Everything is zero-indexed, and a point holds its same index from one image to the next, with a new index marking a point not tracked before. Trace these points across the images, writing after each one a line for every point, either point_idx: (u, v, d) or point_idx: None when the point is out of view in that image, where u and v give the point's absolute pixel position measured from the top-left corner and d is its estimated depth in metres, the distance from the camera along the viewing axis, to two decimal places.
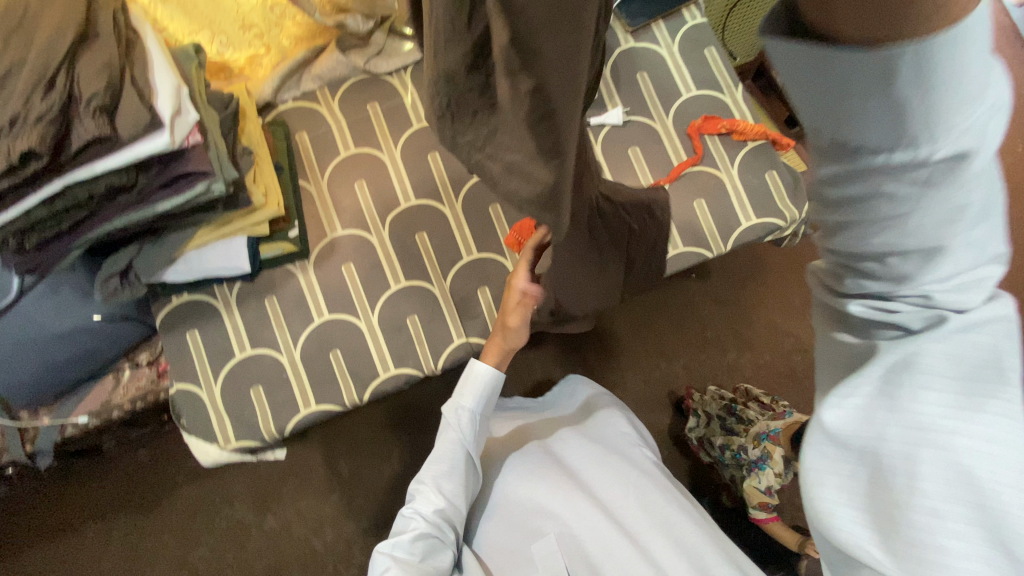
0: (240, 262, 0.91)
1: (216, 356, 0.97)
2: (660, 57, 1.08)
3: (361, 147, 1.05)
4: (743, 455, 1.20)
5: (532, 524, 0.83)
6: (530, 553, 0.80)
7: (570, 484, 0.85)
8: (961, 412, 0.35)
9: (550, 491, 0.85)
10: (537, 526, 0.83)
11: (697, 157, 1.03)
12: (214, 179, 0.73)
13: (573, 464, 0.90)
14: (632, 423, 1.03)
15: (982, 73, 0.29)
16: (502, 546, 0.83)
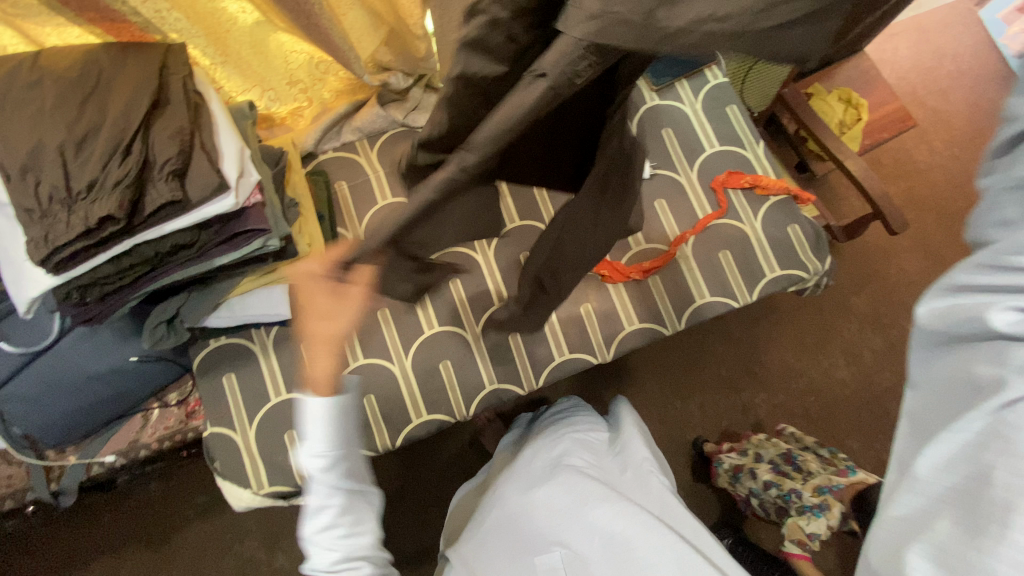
0: (282, 309, 0.94)
1: (252, 400, 0.99)
2: (685, 115, 1.13)
3: (398, 196, 1.08)
4: (794, 497, 1.18)
5: (529, 545, 0.82)
6: (527, 563, 0.80)
7: (564, 499, 0.82)
8: None
9: (544, 504, 0.83)
10: (530, 538, 0.82)
11: (722, 211, 1.07)
12: (270, 235, 0.77)
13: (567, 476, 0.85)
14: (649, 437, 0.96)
15: None
16: (495, 556, 0.83)
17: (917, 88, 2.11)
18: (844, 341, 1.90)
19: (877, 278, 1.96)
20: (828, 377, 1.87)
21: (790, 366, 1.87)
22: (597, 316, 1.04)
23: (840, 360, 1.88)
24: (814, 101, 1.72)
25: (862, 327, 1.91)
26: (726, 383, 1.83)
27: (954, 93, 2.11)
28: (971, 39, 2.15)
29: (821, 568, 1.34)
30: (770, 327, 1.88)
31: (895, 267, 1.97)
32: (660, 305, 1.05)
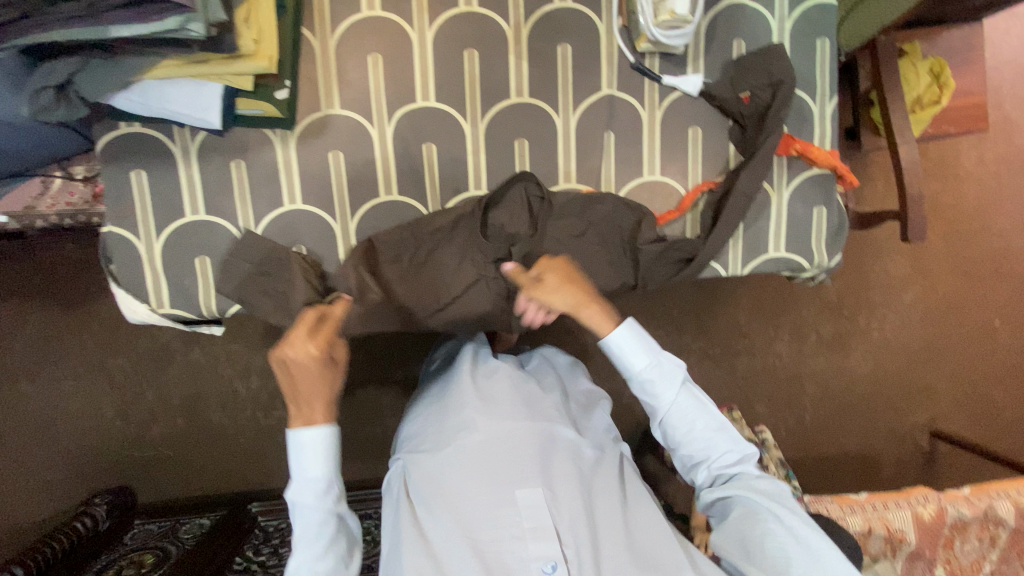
0: (212, 115, 0.75)
1: (163, 209, 0.85)
2: (767, 29, 0.90)
3: (389, 11, 0.84)
4: None
5: (513, 468, 0.76)
6: (513, 500, 0.74)
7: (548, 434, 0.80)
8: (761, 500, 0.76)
9: (525, 443, 0.78)
10: (521, 473, 0.76)
11: None
12: (192, 15, 0.58)
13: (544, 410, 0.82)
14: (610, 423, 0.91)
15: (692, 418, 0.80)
16: (478, 485, 0.75)
17: (1004, 84, 1.91)
18: (799, 319, 1.90)
19: (858, 271, 1.92)
20: (768, 347, 1.90)
21: (739, 327, 1.88)
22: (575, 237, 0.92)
23: (786, 336, 1.90)
24: (903, 61, 1.46)
25: (822, 312, 1.91)
26: (672, 322, 1.84)
27: None
28: None
29: None
30: (737, 284, 1.85)
31: (881, 265, 1.92)
32: None
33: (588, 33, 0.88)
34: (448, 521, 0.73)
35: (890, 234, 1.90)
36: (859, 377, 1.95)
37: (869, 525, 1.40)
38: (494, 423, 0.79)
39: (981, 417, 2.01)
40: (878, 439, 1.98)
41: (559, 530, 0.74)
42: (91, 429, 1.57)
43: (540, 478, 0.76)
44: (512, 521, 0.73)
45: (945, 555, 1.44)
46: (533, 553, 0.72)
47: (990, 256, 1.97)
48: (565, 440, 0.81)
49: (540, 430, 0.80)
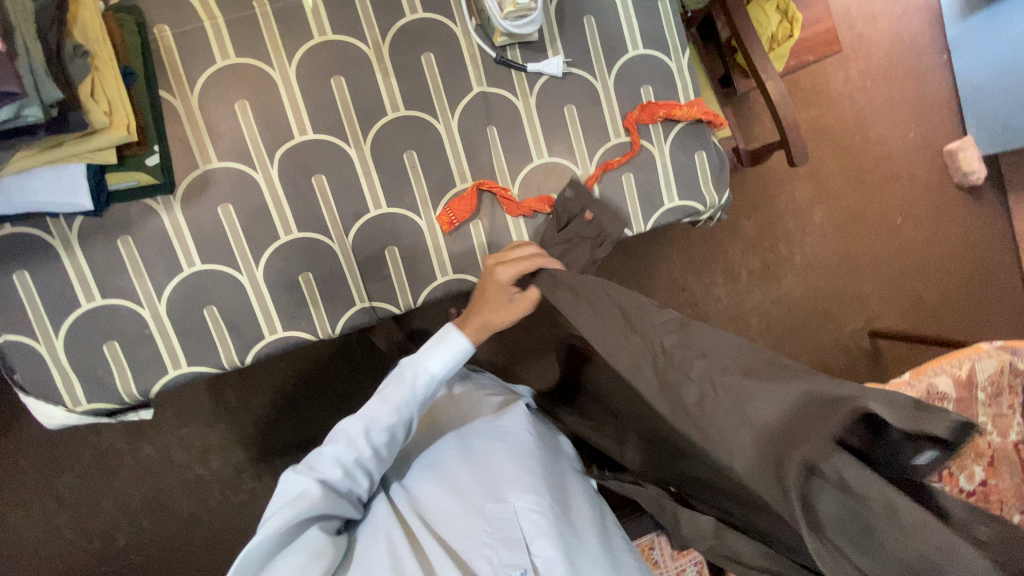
0: (81, 197, 0.73)
1: (54, 304, 0.81)
2: (611, 2, 0.96)
3: (244, 57, 0.84)
4: None
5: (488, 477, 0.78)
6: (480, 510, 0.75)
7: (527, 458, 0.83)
8: None
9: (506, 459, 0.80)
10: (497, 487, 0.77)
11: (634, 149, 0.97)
12: (24, 100, 0.57)
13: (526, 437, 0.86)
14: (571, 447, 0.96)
15: None
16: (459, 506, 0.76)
17: (850, 8, 2.10)
18: (727, 261, 2.01)
19: (769, 204, 2.05)
20: (707, 294, 2.00)
21: (676, 282, 1.97)
22: (485, 233, 0.95)
23: (720, 279, 2.00)
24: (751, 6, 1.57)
25: (747, 249, 2.03)
26: None
27: (882, 20, 2.12)
28: None
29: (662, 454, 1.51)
30: (665, 243, 1.94)
31: (787, 195, 2.07)
32: (554, 229, 0.97)
33: (447, 37, 0.91)
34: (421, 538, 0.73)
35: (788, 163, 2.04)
36: (794, 299, 2.08)
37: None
38: (478, 441, 0.85)
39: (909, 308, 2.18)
40: (826, 352, 2.11)
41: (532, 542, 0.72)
42: (50, 555, 1.47)
43: (509, 484, 0.77)
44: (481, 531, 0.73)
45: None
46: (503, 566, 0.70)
47: (879, 163, 2.15)
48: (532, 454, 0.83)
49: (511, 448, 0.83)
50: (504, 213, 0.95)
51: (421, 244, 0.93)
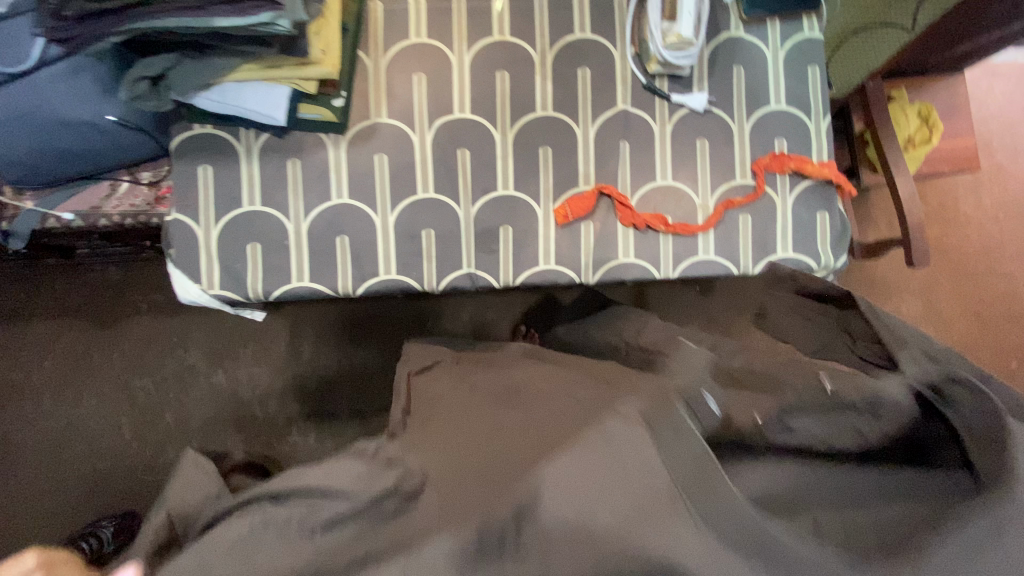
0: (277, 113, 0.86)
1: (222, 200, 0.94)
2: (763, 58, 1.02)
3: (434, 39, 0.98)
4: None
5: None
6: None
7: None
8: None
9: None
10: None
11: (756, 194, 1.00)
12: (281, 12, 0.68)
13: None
14: None
15: None
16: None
17: (992, 137, 2.06)
18: None
19: None
20: None
21: None
22: (595, 235, 0.99)
23: None
24: (892, 106, 1.58)
25: None
26: None
27: None
28: None
29: None
30: None
31: (891, 305, 1.98)
32: (661, 249, 1.00)
33: (606, 57, 1.01)
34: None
35: (899, 272, 1.96)
36: None
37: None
38: None
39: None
40: None
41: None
42: (108, 447, 1.60)
43: None
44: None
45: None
46: None
47: (997, 298, 2.03)
48: None
49: None
50: (617, 220, 1.00)
51: (535, 230, 0.99)
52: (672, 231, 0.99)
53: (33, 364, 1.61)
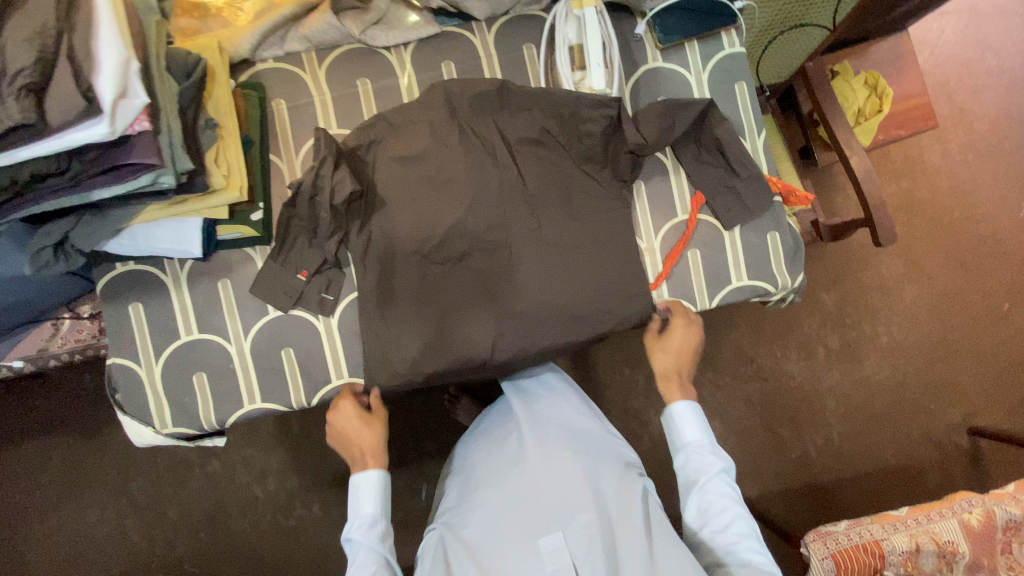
0: (193, 244, 0.83)
1: (159, 335, 0.91)
2: (686, 84, 0.99)
3: (344, 127, 0.94)
4: None
5: (504, 507, 0.84)
6: (536, 549, 0.79)
7: (569, 472, 0.85)
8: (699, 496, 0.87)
9: (547, 475, 0.86)
10: (541, 525, 0.82)
11: (690, 234, 0.97)
12: (161, 170, 0.64)
13: (557, 466, 0.86)
14: (494, 427, 0.97)
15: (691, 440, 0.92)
16: (512, 520, 0.83)
17: (949, 80, 2.02)
18: (802, 337, 1.96)
19: (850, 279, 1.98)
20: (778, 368, 1.94)
21: (743, 353, 1.93)
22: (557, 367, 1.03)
23: (795, 355, 1.95)
24: (837, 81, 1.54)
25: (824, 325, 1.96)
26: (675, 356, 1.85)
27: (985, 93, 2.01)
28: (1017, 38, 2.02)
29: None
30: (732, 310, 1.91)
31: (871, 271, 1.98)
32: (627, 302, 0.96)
33: None
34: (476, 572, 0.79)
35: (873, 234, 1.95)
36: (876, 384, 1.96)
37: (915, 542, 1.35)
38: (480, 522, 0.84)
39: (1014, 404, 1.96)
40: (913, 445, 1.94)
41: (576, 566, 0.78)
42: (114, 555, 1.59)
43: (522, 492, 0.85)
44: (536, 566, 0.79)
45: (1006, 560, 1.35)
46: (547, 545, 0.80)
47: (979, 243, 2.00)
48: (508, 464, 0.89)
49: (491, 464, 0.91)
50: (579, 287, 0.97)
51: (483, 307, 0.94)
52: (655, 283, 0.97)
53: (25, 486, 1.60)
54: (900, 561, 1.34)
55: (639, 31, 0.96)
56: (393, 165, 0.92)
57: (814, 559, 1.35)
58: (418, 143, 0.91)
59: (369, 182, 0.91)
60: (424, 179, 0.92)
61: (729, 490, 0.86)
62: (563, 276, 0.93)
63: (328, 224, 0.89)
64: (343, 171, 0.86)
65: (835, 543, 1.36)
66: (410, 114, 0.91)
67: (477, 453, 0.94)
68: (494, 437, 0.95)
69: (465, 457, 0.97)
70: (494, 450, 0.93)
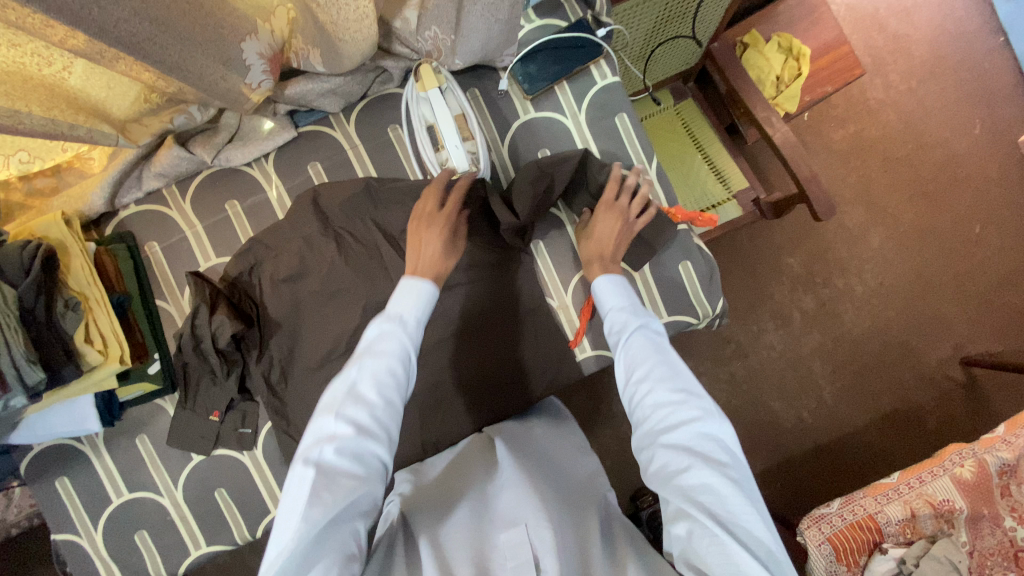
0: (89, 422, 0.82)
1: (91, 504, 0.90)
2: (564, 129, 0.94)
3: (223, 256, 0.91)
4: None
5: (461, 515, 0.69)
6: (494, 543, 0.64)
7: (546, 478, 0.73)
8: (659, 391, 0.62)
9: (521, 474, 0.73)
10: (501, 518, 0.67)
11: (598, 285, 0.93)
12: (7, 395, 0.63)
13: (534, 470, 0.75)
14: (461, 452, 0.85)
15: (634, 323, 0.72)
16: (470, 525, 0.67)
17: None
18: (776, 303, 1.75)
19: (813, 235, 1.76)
20: (758, 341, 1.73)
21: (718, 334, 1.73)
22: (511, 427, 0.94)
23: (771, 324, 1.74)
24: (749, 53, 1.48)
25: (794, 290, 1.73)
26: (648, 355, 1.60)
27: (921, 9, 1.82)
28: None
29: None
30: None
31: (832, 223, 1.77)
32: (548, 367, 0.93)
33: None
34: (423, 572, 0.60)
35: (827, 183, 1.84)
36: (859, 336, 1.73)
37: (910, 509, 1.13)
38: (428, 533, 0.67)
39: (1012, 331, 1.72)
40: (909, 389, 1.72)
41: (539, 560, 0.60)
42: None
43: (486, 501, 0.71)
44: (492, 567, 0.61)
45: (1007, 504, 1.14)
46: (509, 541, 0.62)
47: (939, 169, 1.78)
48: (477, 476, 0.77)
49: (458, 480, 0.78)
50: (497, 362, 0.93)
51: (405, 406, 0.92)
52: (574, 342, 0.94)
53: None
54: (897, 530, 1.12)
55: (502, 87, 0.92)
56: (278, 286, 0.89)
57: (810, 548, 1.12)
58: (297, 259, 0.88)
59: (257, 308, 0.89)
60: (312, 293, 0.88)
61: (661, 346, 0.67)
62: (477, 358, 0.91)
63: (225, 363, 0.87)
64: (223, 311, 0.83)
65: (830, 525, 1.13)
66: (284, 231, 0.88)
67: (445, 462, 0.83)
68: (463, 458, 0.83)
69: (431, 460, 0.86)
70: (461, 471, 0.80)
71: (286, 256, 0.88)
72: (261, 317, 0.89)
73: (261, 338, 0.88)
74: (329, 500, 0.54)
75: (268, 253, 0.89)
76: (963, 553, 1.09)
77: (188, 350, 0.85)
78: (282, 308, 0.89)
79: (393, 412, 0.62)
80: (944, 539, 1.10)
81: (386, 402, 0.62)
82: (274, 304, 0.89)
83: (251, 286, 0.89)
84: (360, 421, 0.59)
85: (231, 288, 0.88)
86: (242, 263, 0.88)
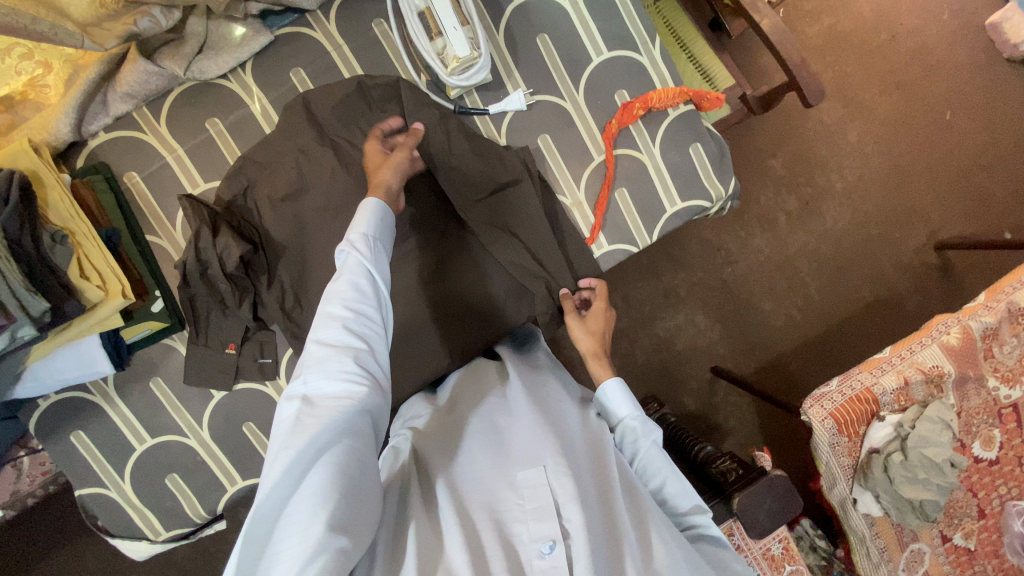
0: (100, 363, 0.79)
1: (114, 454, 0.87)
2: (562, 11, 0.89)
3: (211, 181, 0.84)
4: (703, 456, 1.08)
5: (476, 455, 0.64)
6: (512, 483, 0.59)
7: (563, 420, 0.69)
8: (662, 474, 0.68)
9: (538, 409, 0.68)
10: (517, 457, 0.61)
11: (611, 175, 0.90)
12: (16, 325, 0.64)
13: (552, 410, 0.70)
14: (473, 376, 0.80)
15: (622, 406, 0.73)
16: (486, 465, 0.62)
17: None
18: (758, 207, 1.62)
19: (794, 135, 1.63)
20: (746, 247, 1.61)
21: (708, 243, 1.60)
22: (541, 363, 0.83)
23: (757, 228, 1.62)
24: None
25: (779, 190, 1.62)
26: (644, 268, 1.57)
27: None
28: None
29: (735, 432, 1.55)
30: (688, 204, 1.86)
31: (811, 117, 1.64)
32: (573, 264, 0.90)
33: None
34: (452, 519, 0.55)
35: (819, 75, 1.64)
36: (844, 233, 1.64)
37: (904, 377, 1.14)
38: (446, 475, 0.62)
39: (989, 210, 1.65)
40: (888, 277, 1.64)
41: (560, 505, 0.56)
42: None
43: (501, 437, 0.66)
44: (511, 511, 0.57)
45: (991, 365, 1.16)
46: (528, 485, 0.57)
47: (911, 57, 1.64)
48: (495, 407, 0.71)
49: (472, 411, 0.72)
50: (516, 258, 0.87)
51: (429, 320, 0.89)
52: (594, 238, 0.92)
53: None
54: (893, 399, 1.13)
55: None
56: (279, 206, 0.83)
57: (815, 425, 1.13)
58: (296, 174, 0.82)
59: (258, 234, 0.83)
60: (316, 209, 0.83)
61: (645, 433, 0.70)
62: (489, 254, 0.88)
63: (233, 291, 0.82)
64: (227, 234, 0.79)
65: (832, 401, 1.13)
66: (279, 145, 0.82)
67: (454, 395, 0.78)
68: (474, 387, 0.77)
69: (441, 396, 0.80)
70: (472, 401, 0.74)
71: (283, 172, 0.82)
72: (265, 242, 0.84)
73: (269, 263, 0.84)
74: (285, 461, 0.47)
75: (265, 170, 0.83)
76: (952, 413, 1.11)
77: (196, 279, 0.81)
78: (285, 229, 0.83)
79: (345, 357, 0.53)
80: (937, 402, 1.12)
81: (329, 352, 0.53)
82: (276, 226, 0.83)
83: (251, 208, 0.83)
84: (309, 385, 0.52)
85: (228, 213, 0.82)
86: (238, 184, 0.82)
